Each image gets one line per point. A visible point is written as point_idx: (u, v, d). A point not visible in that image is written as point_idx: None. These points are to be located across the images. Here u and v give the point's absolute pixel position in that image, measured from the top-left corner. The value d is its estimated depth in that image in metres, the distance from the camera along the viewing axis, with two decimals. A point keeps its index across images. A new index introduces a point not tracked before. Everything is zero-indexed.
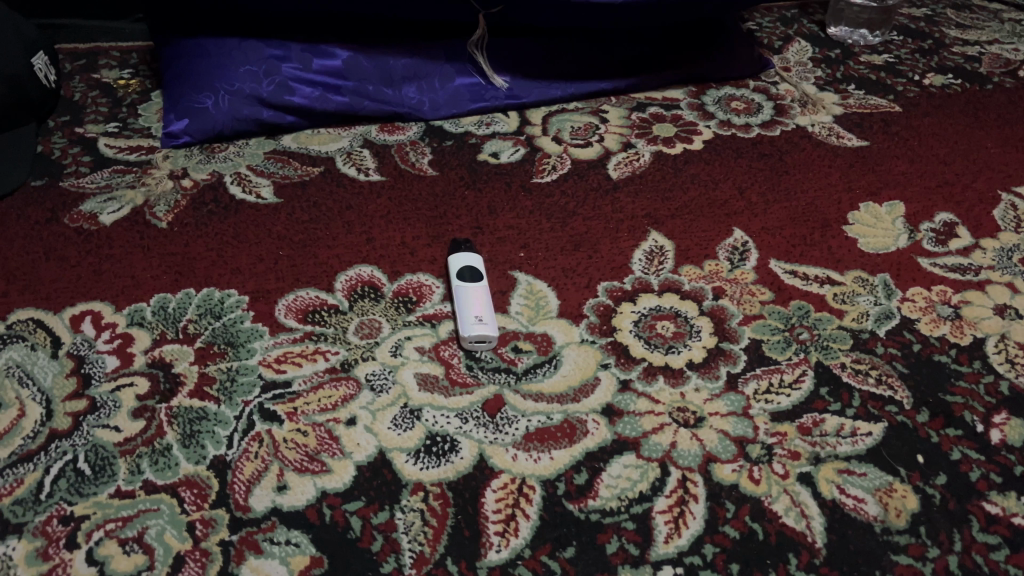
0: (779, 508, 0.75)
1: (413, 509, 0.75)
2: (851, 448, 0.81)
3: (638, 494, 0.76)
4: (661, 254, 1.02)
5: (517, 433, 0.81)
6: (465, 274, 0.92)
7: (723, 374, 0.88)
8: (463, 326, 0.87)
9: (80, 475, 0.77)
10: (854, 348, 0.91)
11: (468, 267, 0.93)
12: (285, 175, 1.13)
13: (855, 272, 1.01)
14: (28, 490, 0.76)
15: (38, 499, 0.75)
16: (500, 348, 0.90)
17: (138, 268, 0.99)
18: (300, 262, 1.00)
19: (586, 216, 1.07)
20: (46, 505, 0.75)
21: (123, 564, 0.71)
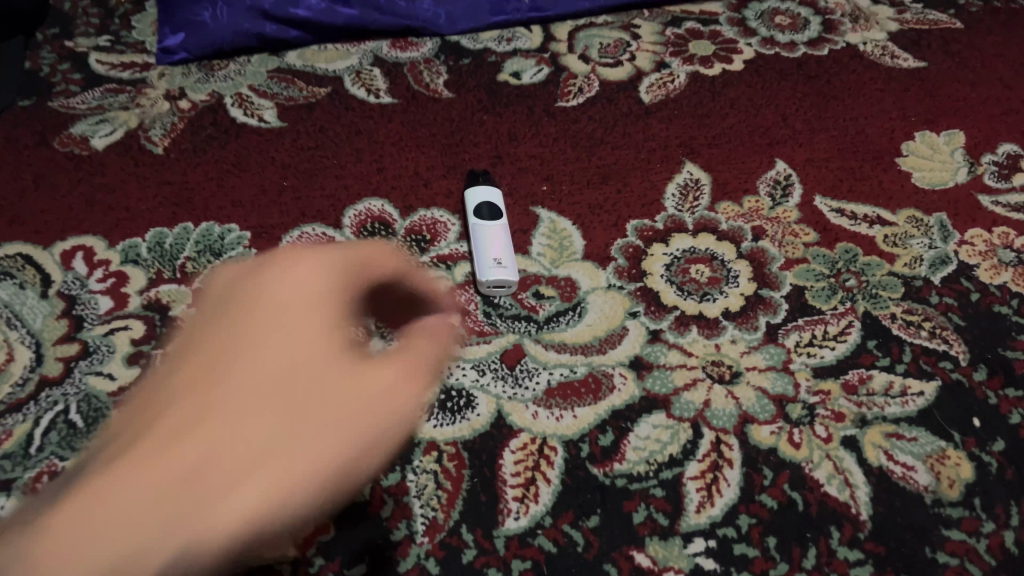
0: (820, 475, 0.70)
1: (426, 471, 0.69)
2: (901, 410, 0.74)
3: (668, 458, 0.70)
4: (697, 189, 0.94)
5: (538, 388, 0.75)
6: (481, 210, 0.85)
7: (763, 324, 0.81)
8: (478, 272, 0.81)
9: (72, 428, 0.72)
10: (906, 298, 0.83)
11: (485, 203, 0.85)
12: (290, 96, 1.04)
13: (908, 211, 0.92)
14: (17, 443, 0.71)
15: (28, 454, 0.71)
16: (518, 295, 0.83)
17: (133, 198, 0.92)
18: (306, 194, 0.93)
19: (616, 145, 0.98)
20: (36, 460, 0.70)
21: (299, 264, 0.49)
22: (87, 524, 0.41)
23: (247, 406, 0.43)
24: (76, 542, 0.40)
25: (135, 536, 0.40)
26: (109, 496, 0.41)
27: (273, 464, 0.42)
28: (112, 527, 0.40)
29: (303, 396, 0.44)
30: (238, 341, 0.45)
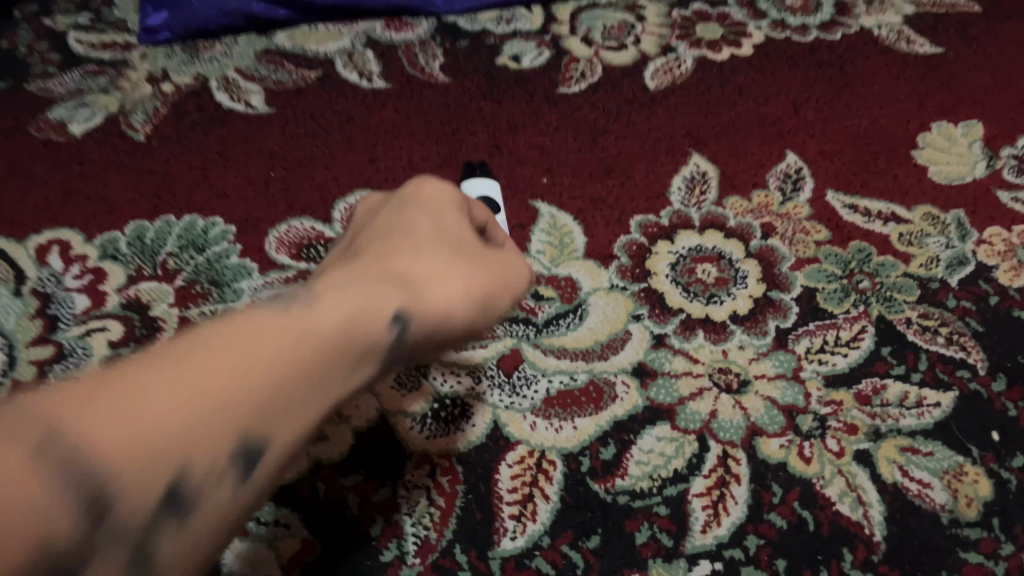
0: (832, 493, 0.66)
1: (418, 486, 0.66)
2: (916, 422, 0.71)
3: (673, 473, 0.67)
4: (704, 182, 0.90)
5: (536, 397, 0.71)
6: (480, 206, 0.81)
7: (772, 329, 0.77)
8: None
9: None
10: (922, 301, 0.80)
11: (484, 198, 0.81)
12: (278, 80, 0.98)
13: (924, 207, 0.88)
14: None
15: None
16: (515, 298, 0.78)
17: (113, 189, 0.88)
18: (295, 186, 0.88)
19: (619, 135, 0.94)
20: None
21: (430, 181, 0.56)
22: (246, 343, 0.35)
23: (426, 258, 0.46)
24: (229, 359, 0.34)
25: (310, 363, 0.37)
26: (275, 325, 0.37)
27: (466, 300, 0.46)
28: (283, 344, 0.36)
29: (463, 255, 0.48)
30: (395, 231, 0.48)
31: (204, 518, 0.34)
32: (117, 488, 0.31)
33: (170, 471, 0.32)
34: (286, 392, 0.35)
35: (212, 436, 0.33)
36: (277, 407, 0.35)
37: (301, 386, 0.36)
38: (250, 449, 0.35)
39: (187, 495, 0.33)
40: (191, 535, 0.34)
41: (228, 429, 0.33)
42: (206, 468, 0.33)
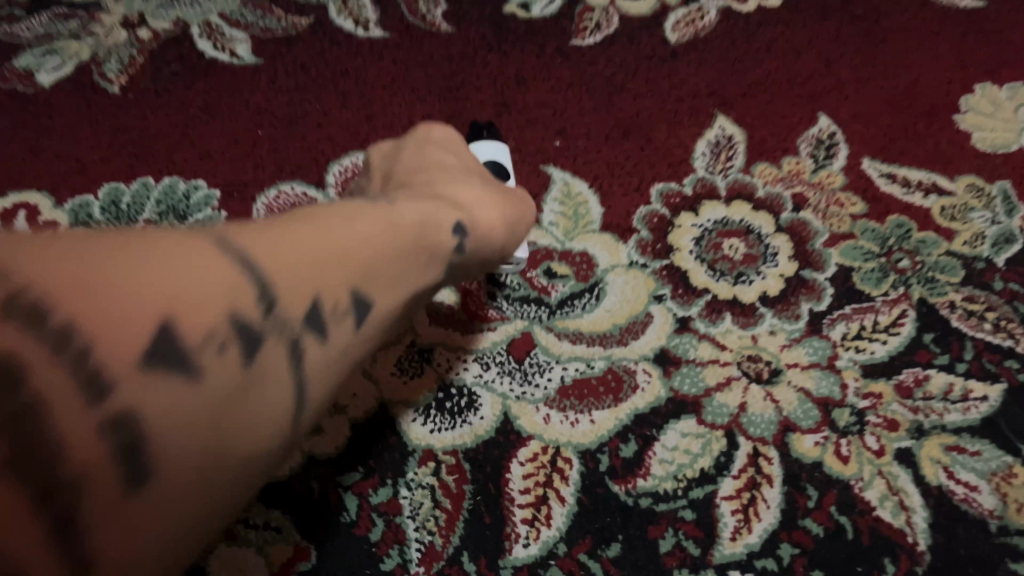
0: (871, 497, 0.62)
1: (422, 485, 0.61)
2: (962, 418, 0.65)
3: (699, 473, 0.62)
4: (731, 148, 0.81)
5: (550, 386, 0.65)
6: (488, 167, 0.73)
7: (805, 312, 0.71)
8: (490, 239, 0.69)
9: None
10: (966, 283, 0.73)
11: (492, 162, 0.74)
12: (266, 27, 0.87)
13: (968, 177, 0.80)
14: None
15: None
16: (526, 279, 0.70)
17: (86, 148, 0.80)
18: (285, 147, 0.81)
19: (638, 93, 0.84)
20: None
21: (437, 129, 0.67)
22: (350, 221, 0.40)
23: (472, 185, 0.56)
24: (341, 231, 0.38)
25: (394, 245, 0.41)
26: (369, 212, 0.42)
27: (500, 220, 0.56)
28: (385, 222, 0.42)
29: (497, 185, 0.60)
30: (432, 162, 0.60)
31: (337, 346, 0.36)
32: (282, 288, 0.34)
33: (311, 289, 0.35)
34: (384, 258, 0.40)
35: (350, 264, 0.38)
36: (376, 268, 0.39)
37: (390, 264, 0.41)
38: (365, 296, 0.38)
39: (325, 315, 0.36)
40: (325, 361, 0.36)
41: (352, 269, 0.38)
42: (338, 297, 0.36)
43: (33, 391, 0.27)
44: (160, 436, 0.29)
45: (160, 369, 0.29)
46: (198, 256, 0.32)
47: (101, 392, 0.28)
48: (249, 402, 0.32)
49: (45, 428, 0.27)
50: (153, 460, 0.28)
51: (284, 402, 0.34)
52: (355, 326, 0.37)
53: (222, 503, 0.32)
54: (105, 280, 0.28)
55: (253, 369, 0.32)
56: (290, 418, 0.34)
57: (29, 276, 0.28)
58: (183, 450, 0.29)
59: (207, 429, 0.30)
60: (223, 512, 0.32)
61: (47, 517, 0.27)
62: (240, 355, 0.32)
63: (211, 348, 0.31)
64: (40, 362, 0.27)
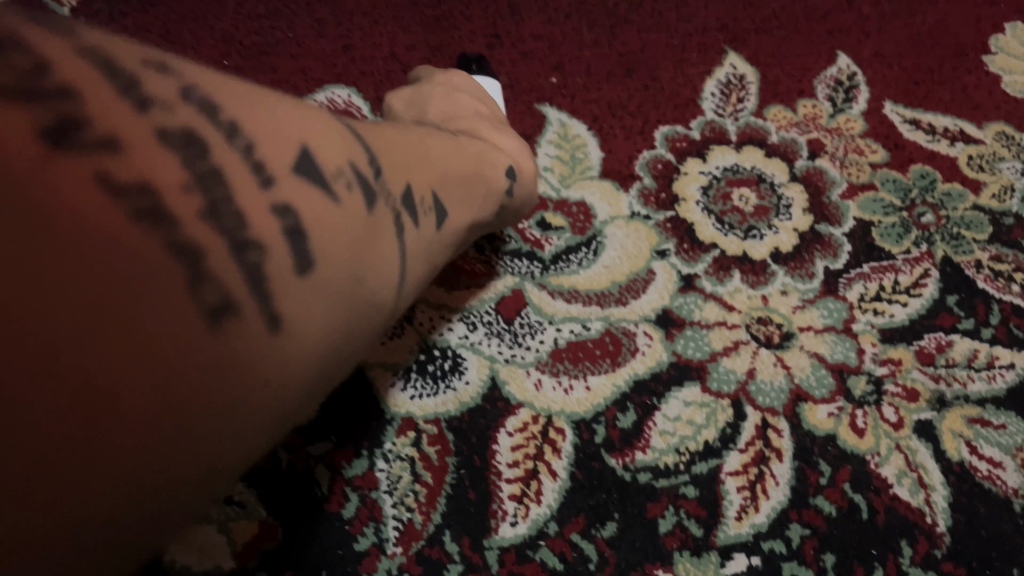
0: (888, 473, 0.57)
1: (400, 457, 0.55)
2: (987, 388, 0.60)
3: (703, 446, 0.57)
4: (742, 87, 0.74)
5: (543, 348, 0.60)
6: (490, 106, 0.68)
7: (820, 271, 0.65)
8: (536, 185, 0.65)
9: None
10: (994, 241, 0.68)
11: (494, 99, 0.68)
12: None
13: (996, 124, 0.74)
14: None
15: None
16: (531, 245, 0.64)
17: None
18: (254, 80, 0.73)
19: (642, 27, 0.76)
20: None
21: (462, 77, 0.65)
22: (415, 138, 0.40)
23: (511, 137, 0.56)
24: (412, 143, 0.38)
25: (455, 167, 0.42)
26: (430, 135, 0.42)
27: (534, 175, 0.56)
28: (441, 149, 0.42)
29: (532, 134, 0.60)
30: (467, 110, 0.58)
31: (425, 235, 0.35)
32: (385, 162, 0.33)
33: (404, 175, 0.35)
34: (448, 174, 0.40)
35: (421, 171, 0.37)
36: (443, 182, 0.39)
37: (451, 184, 0.41)
38: (437, 204, 0.38)
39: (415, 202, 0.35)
40: (417, 246, 0.35)
41: (427, 173, 0.38)
42: (421, 194, 0.36)
43: (219, 155, 0.25)
44: (321, 238, 0.27)
45: (310, 179, 0.28)
46: (318, 111, 0.31)
47: (267, 179, 0.26)
48: (378, 245, 0.31)
49: (237, 190, 0.25)
50: (320, 250, 0.27)
51: (398, 264, 0.32)
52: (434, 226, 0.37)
53: (349, 344, 0.30)
54: (260, 103, 0.28)
55: (378, 216, 0.31)
56: (399, 283, 0.33)
57: (196, 74, 0.26)
58: (338, 249, 0.28)
59: (353, 249, 0.29)
60: (343, 361, 0.30)
61: (242, 265, 0.24)
62: (369, 194, 0.31)
63: (347, 179, 0.30)
64: (215, 137, 0.25)
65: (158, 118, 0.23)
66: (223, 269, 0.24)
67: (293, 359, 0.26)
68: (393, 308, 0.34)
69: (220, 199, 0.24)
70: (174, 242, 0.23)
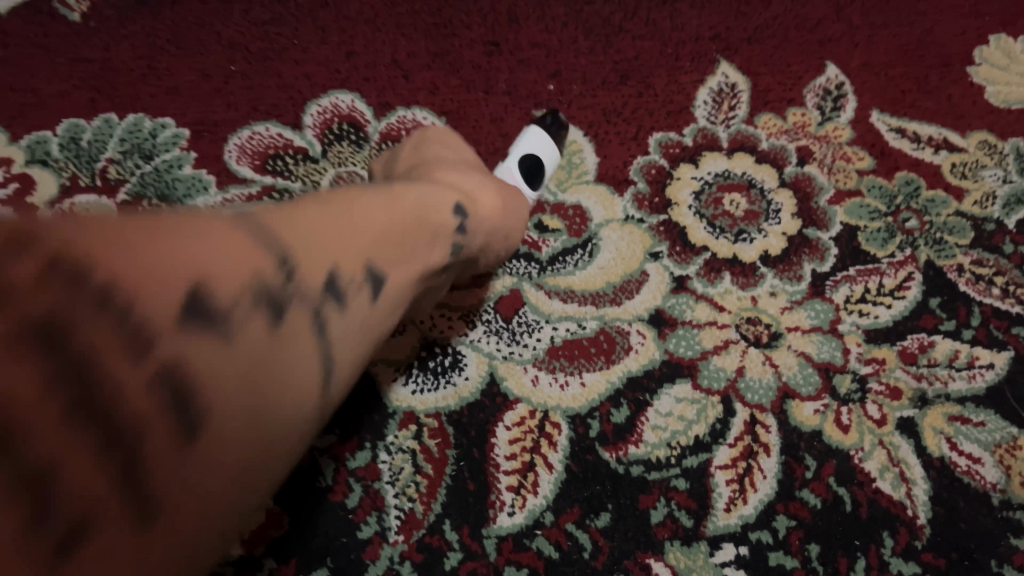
0: (872, 468, 0.59)
1: (402, 450, 0.57)
2: (967, 387, 0.63)
3: (694, 441, 0.59)
4: (734, 96, 0.76)
5: (539, 346, 0.62)
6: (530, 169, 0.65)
7: (808, 274, 0.67)
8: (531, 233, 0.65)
9: None
10: (975, 246, 0.70)
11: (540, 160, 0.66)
12: None
13: (979, 133, 0.76)
14: None
15: None
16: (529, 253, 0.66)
17: (42, 79, 0.74)
18: (260, 85, 0.76)
19: (637, 36, 0.78)
20: None
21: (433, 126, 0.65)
22: (356, 202, 0.39)
23: (473, 180, 0.55)
24: (343, 211, 0.38)
25: (399, 223, 0.41)
26: (375, 194, 0.41)
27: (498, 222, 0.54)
28: (382, 202, 0.41)
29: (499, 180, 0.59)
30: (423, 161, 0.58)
31: (356, 317, 0.36)
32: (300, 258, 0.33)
33: (330, 261, 0.35)
34: (392, 236, 0.40)
35: (354, 242, 0.37)
36: (381, 243, 0.38)
37: (393, 241, 0.40)
38: (377, 271, 0.37)
39: (343, 287, 0.35)
40: (347, 330, 0.35)
41: (364, 244, 0.37)
42: (354, 273, 0.36)
43: (80, 346, 0.26)
44: (204, 393, 0.28)
45: (194, 332, 0.28)
46: (218, 229, 0.31)
47: (142, 351, 0.27)
48: (284, 362, 0.31)
49: (98, 387, 0.26)
50: (200, 412, 0.28)
51: (315, 371, 0.33)
52: (370, 300, 0.37)
53: (259, 476, 0.31)
54: (148, 249, 0.28)
55: (282, 330, 0.32)
56: (321, 388, 0.33)
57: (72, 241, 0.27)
58: (226, 400, 0.29)
59: (245, 390, 0.29)
60: (260, 488, 0.32)
61: (108, 459, 0.26)
62: (268, 316, 0.31)
63: (239, 312, 0.30)
64: (80, 328, 0.26)
65: (17, 325, 0.25)
66: (82, 472, 0.25)
67: (179, 524, 0.27)
68: (324, 406, 0.34)
69: (84, 396, 0.26)
70: (27, 465, 0.24)
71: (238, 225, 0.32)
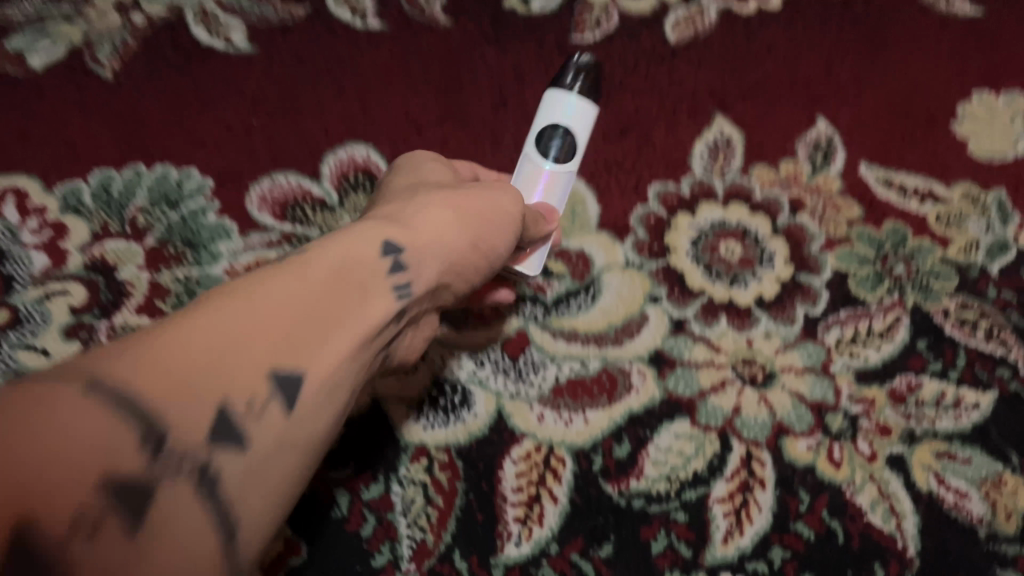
0: (863, 502, 0.63)
1: (414, 482, 0.61)
2: (954, 425, 0.66)
3: (692, 475, 0.62)
4: (728, 149, 0.80)
5: (544, 385, 0.65)
6: (546, 141, 0.63)
7: (801, 317, 0.71)
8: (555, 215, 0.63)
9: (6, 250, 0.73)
10: (960, 290, 0.73)
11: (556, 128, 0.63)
12: (262, 15, 0.85)
13: (963, 185, 0.80)
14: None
15: None
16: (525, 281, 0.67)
17: (75, 132, 0.78)
18: (281, 138, 0.80)
19: (637, 92, 0.82)
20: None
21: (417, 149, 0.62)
22: (254, 297, 0.36)
23: (436, 200, 0.51)
24: (236, 317, 0.35)
25: (317, 300, 0.38)
26: (283, 274, 0.38)
27: (470, 240, 0.50)
28: (293, 281, 0.38)
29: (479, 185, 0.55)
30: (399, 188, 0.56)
31: (263, 449, 0.35)
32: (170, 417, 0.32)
33: (217, 396, 0.34)
34: (300, 325, 0.37)
35: (249, 359, 0.35)
36: (288, 343, 0.36)
37: (307, 329, 0.37)
38: (285, 379, 0.36)
39: (236, 423, 0.34)
40: (256, 464, 0.34)
41: (258, 355, 0.35)
42: (250, 394, 0.34)
43: None
44: None
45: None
46: (72, 413, 0.31)
47: None
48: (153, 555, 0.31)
49: None
50: None
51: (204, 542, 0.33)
52: (282, 414, 0.35)
53: None
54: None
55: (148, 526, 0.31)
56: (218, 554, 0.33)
57: None
58: None
59: None
60: None
61: None
62: (123, 519, 0.31)
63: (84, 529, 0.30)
64: None
65: None
66: None
67: None
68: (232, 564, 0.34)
69: None
70: None
71: (91, 404, 0.31)
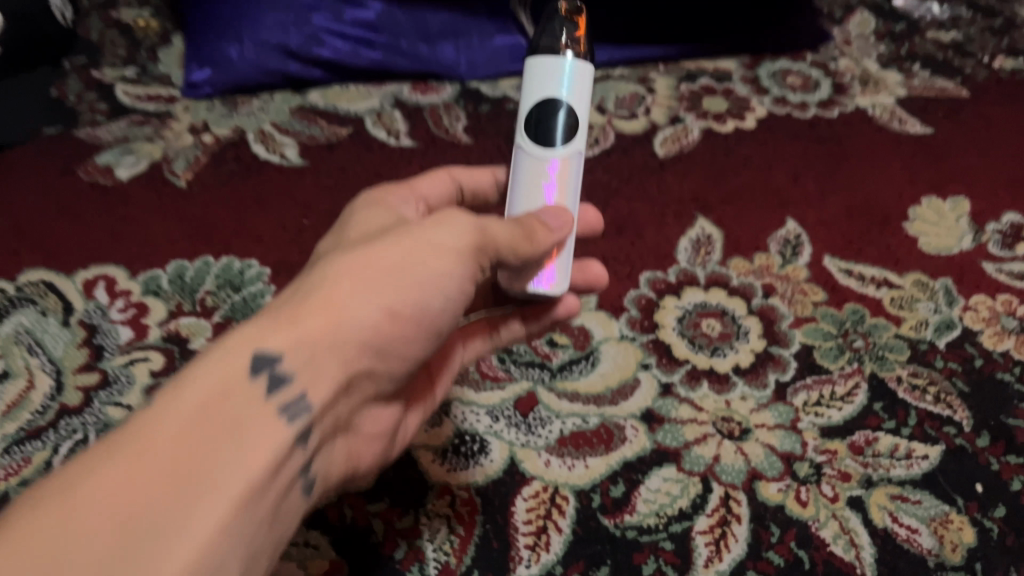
0: (826, 535, 0.72)
1: (439, 514, 0.71)
2: (906, 473, 0.76)
3: (678, 511, 0.72)
4: (709, 244, 0.94)
5: (550, 436, 0.76)
6: (545, 126, 0.65)
7: (772, 382, 0.82)
8: (569, 210, 0.66)
9: (94, 328, 0.85)
10: (912, 361, 0.84)
11: (552, 109, 0.64)
12: (311, 135, 1.03)
13: (914, 274, 0.92)
14: (59, 366, 0.81)
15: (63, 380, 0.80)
16: (531, 312, 0.74)
17: (154, 230, 0.93)
18: None
19: (630, 198, 0.98)
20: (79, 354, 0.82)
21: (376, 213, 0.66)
22: (70, 503, 0.39)
23: (347, 262, 0.52)
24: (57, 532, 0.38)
25: (153, 485, 0.40)
26: (112, 457, 0.41)
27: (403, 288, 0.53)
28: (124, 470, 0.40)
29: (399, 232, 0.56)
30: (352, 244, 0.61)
31: None
32: None
33: None
34: (135, 519, 0.39)
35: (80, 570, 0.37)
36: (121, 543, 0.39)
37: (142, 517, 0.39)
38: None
39: None
40: None
41: (92, 556, 0.38)
42: None
43: None
44: None
45: None
46: None
47: None
48: None
49: None
50: None
51: None
52: None
53: None
54: None
55: None
56: None
57: None
58: None
59: None
60: None
61: None
62: None
63: None
64: None
65: None
66: None
67: None
68: None
69: None
70: None
71: None
